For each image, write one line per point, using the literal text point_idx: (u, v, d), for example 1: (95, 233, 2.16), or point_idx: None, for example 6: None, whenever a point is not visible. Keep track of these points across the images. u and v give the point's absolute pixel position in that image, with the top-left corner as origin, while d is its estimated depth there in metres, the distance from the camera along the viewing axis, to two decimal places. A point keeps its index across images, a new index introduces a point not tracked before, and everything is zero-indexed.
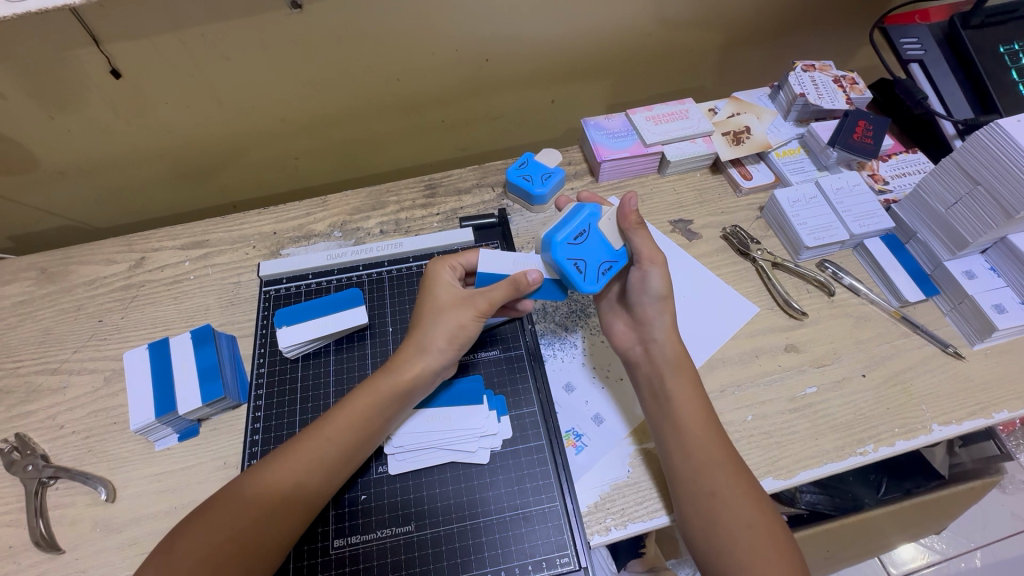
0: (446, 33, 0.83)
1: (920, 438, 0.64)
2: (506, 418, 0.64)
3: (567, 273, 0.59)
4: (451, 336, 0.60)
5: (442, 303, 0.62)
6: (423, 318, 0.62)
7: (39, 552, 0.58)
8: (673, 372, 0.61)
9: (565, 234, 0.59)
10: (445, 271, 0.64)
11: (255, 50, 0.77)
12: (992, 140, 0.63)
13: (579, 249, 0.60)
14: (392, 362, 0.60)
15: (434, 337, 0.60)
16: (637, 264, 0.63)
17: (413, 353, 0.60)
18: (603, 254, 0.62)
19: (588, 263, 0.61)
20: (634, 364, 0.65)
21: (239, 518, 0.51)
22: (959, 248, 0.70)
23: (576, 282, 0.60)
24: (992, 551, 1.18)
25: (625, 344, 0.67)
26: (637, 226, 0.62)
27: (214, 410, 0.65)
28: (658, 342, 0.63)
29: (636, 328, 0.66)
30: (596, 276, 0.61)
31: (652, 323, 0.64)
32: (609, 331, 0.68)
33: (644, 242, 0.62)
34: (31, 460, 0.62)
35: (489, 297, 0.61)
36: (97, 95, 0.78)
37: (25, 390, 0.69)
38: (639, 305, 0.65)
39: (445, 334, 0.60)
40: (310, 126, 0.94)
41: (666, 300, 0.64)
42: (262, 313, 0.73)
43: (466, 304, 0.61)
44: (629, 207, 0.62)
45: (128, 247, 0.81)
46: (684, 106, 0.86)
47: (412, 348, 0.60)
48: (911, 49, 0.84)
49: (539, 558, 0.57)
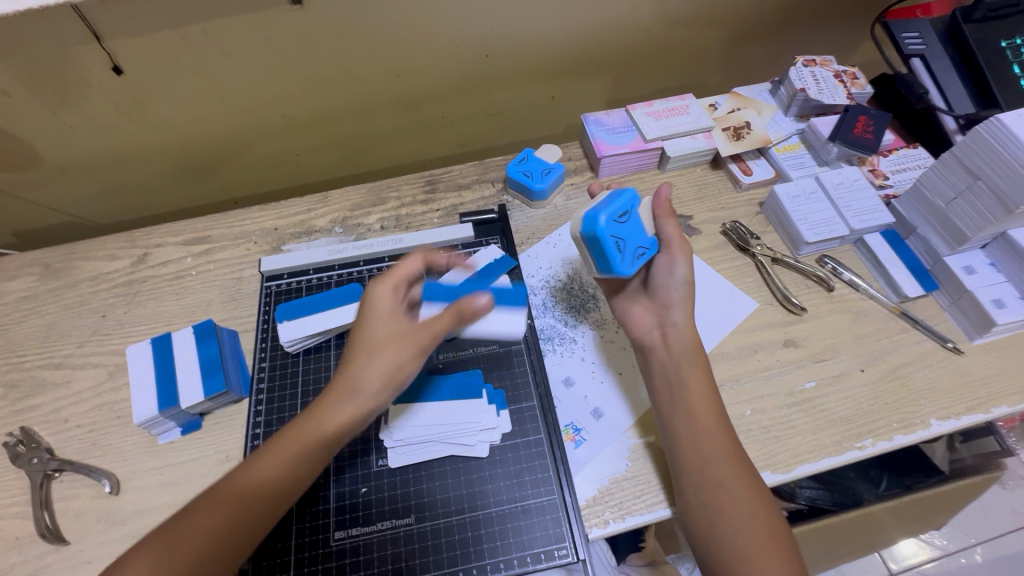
0: (446, 29, 0.83)
1: (918, 433, 0.64)
2: (504, 412, 0.65)
3: (609, 248, 0.60)
4: (387, 377, 0.54)
5: (383, 338, 0.55)
6: (355, 353, 0.55)
7: (45, 544, 0.59)
8: (688, 360, 0.62)
9: (609, 213, 0.60)
10: (388, 291, 0.58)
11: (255, 46, 0.78)
12: (991, 134, 0.63)
13: (621, 228, 0.61)
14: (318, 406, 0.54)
15: (368, 378, 0.54)
16: (665, 249, 0.65)
17: (342, 396, 0.54)
18: (641, 239, 0.63)
19: (627, 244, 0.62)
20: (650, 349, 0.64)
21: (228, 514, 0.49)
22: (959, 243, 0.69)
23: (615, 261, 0.60)
24: (992, 547, 1.18)
25: (641, 329, 0.66)
26: (668, 214, 0.66)
27: (216, 404, 0.66)
28: (678, 326, 0.63)
29: (656, 313, 0.65)
30: (633, 258, 0.62)
31: (673, 307, 0.64)
32: (626, 318, 0.67)
33: (673, 228, 0.65)
34: (36, 453, 0.63)
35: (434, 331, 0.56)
36: (99, 92, 0.79)
37: (30, 384, 0.69)
38: (662, 288, 0.65)
39: (380, 376, 0.54)
40: (311, 123, 0.95)
41: (689, 286, 0.64)
42: (264, 308, 0.73)
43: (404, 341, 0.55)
44: (663, 196, 0.66)
45: (131, 243, 0.81)
46: (684, 101, 0.86)
47: (343, 389, 0.54)
48: (912, 43, 0.83)
49: (538, 550, 0.58)
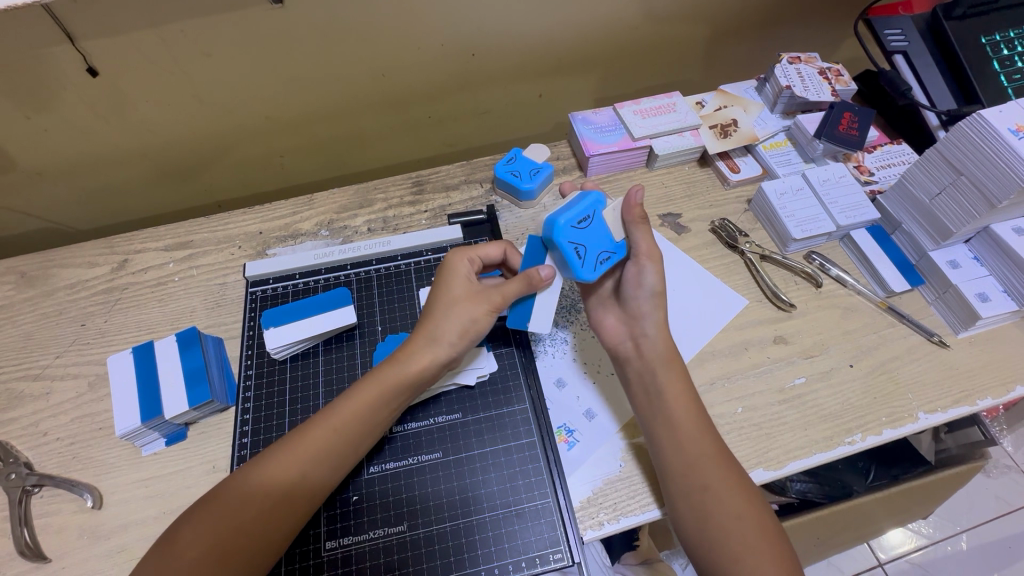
0: (431, 27, 0.82)
1: (907, 426, 0.65)
2: (491, 354, 0.68)
3: (565, 255, 0.60)
4: (463, 331, 0.60)
5: (457, 295, 0.61)
6: (434, 308, 0.61)
7: (24, 562, 0.58)
8: (664, 368, 0.61)
9: (569, 218, 0.60)
10: (464, 262, 0.64)
11: (235, 46, 0.76)
12: (974, 130, 0.63)
13: (581, 234, 0.61)
14: (400, 352, 0.59)
15: (446, 328, 0.59)
16: (633, 259, 0.64)
17: (423, 342, 0.59)
18: (603, 245, 0.63)
19: (589, 249, 0.62)
20: (623, 359, 0.64)
21: (250, 514, 0.50)
22: (943, 238, 0.70)
23: (574, 268, 0.61)
24: (978, 534, 1.21)
25: (614, 339, 0.66)
26: (640, 222, 0.64)
27: (201, 414, 0.64)
28: (649, 336, 0.63)
29: (627, 323, 0.65)
30: (594, 265, 0.62)
31: (644, 318, 0.64)
32: (600, 327, 0.67)
33: (643, 238, 0.64)
34: (14, 469, 0.61)
35: (504, 292, 0.61)
36: (74, 94, 0.76)
37: (6, 397, 0.67)
38: (633, 300, 0.64)
39: (457, 327, 0.60)
40: (295, 123, 0.93)
41: (660, 295, 0.64)
42: (249, 313, 0.72)
43: (481, 299, 0.61)
44: (635, 200, 0.63)
45: (110, 249, 0.79)
46: (671, 99, 0.86)
47: (423, 337, 0.59)
48: (895, 40, 0.84)
49: (533, 555, 0.57)
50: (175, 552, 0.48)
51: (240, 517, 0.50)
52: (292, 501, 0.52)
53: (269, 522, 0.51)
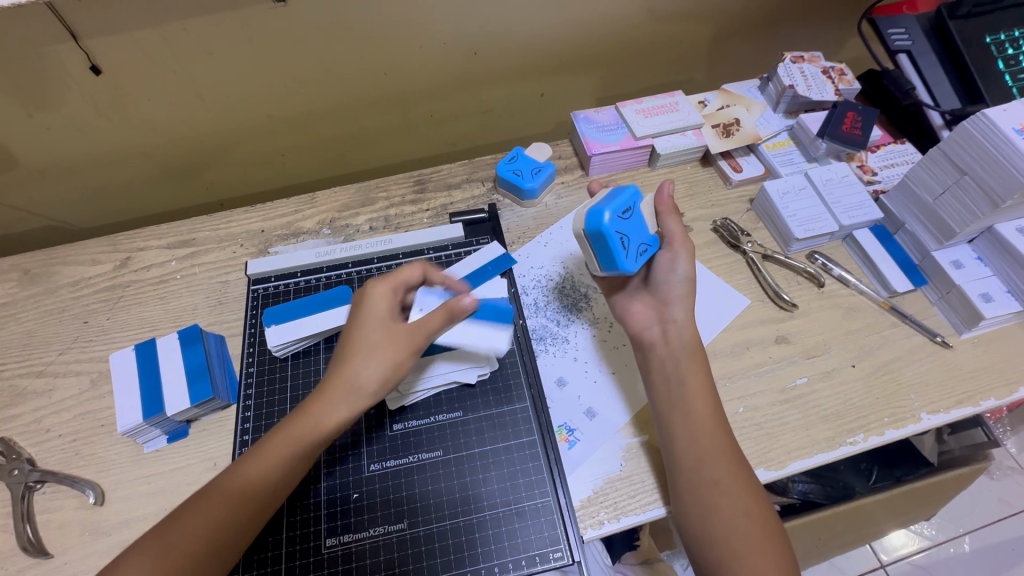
0: (433, 26, 0.82)
1: (909, 427, 0.64)
2: (492, 351, 0.68)
3: (613, 246, 0.59)
4: (384, 378, 0.56)
5: (374, 341, 0.56)
6: (353, 354, 0.56)
7: (26, 558, 0.58)
8: (687, 356, 0.62)
9: (613, 210, 0.59)
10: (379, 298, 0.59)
11: (237, 44, 0.76)
12: (978, 130, 0.63)
13: (625, 224, 0.60)
14: (319, 398, 0.55)
15: (368, 375, 0.55)
16: (667, 246, 0.65)
17: (341, 394, 0.55)
18: (642, 236, 0.63)
19: (631, 241, 0.61)
20: (649, 345, 0.64)
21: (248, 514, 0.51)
22: (947, 238, 0.70)
23: (620, 258, 0.60)
24: (980, 536, 1.20)
25: (641, 325, 0.65)
26: (670, 210, 0.66)
27: (203, 411, 0.64)
28: (678, 322, 0.63)
29: (656, 308, 0.65)
30: (635, 256, 0.62)
31: (673, 303, 0.64)
32: (626, 314, 0.67)
33: (675, 225, 0.66)
34: (17, 465, 0.62)
35: (424, 331, 0.56)
36: (77, 92, 0.77)
37: (9, 394, 0.68)
38: (663, 284, 0.65)
39: (378, 377, 0.55)
40: (298, 122, 0.93)
41: (689, 282, 0.64)
42: (251, 311, 0.72)
43: (399, 342, 0.56)
44: (665, 194, 0.67)
45: (113, 247, 0.79)
46: (673, 98, 0.86)
47: (340, 388, 0.55)
48: (898, 39, 0.83)
49: (533, 553, 0.57)
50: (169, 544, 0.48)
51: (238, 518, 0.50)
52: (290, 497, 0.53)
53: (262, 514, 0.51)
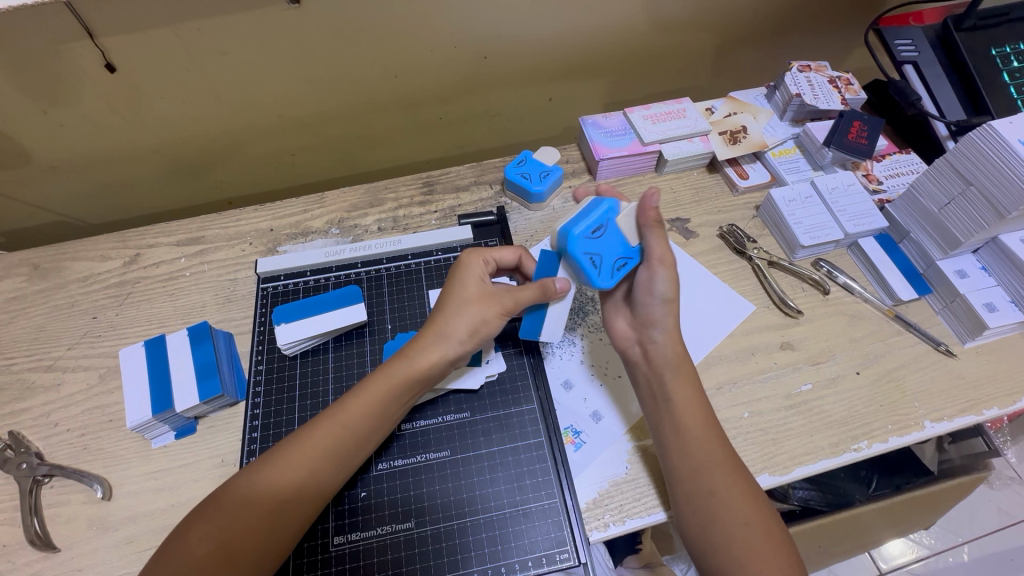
0: (444, 29, 0.83)
1: (913, 434, 0.65)
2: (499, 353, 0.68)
3: (580, 267, 0.60)
4: (473, 330, 0.60)
5: (470, 295, 0.61)
6: (447, 306, 0.61)
7: (34, 551, 0.58)
8: (673, 373, 0.61)
9: (577, 229, 0.60)
10: (479, 261, 0.64)
11: (250, 43, 0.77)
12: (984, 142, 0.64)
13: (593, 243, 0.61)
14: (410, 348, 0.59)
15: (456, 327, 0.60)
16: (647, 264, 0.62)
17: (432, 340, 0.59)
18: (618, 251, 0.62)
19: (604, 258, 0.61)
20: (632, 364, 0.65)
21: (256, 513, 0.51)
22: (952, 248, 0.70)
23: (590, 278, 0.61)
24: (979, 545, 1.20)
25: (624, 342, 0.66)
26: (654, 225, 0.62)
27: (211, 408, 0.65)
28: (658, 343, 0.63)
29: (637, 328, 0.65)
30: (611, 271, 0.62)
31: (654, 325, 0.63)
32: (610, 328, 0.68)
33: (657, 241, 0.62)
34: (25, 458, 0.62)
35: (516, 296, 0.61)
36: (91, 90, 0.77)
37: (18, 387, 0.68)
38: (644, 305, 0.63)
39: (467, 326, 0.60)
40: (307, 123, 0.94)
41: (671, 303, 0.62)
42: (260, 308, 0.73)
43: (493, 300, 0.61)
44: (649, 204, 0.61)
45: (123, 244, 0.80)
46: (682, 105, 0.87)
47: (433, 334, 0.60)
48: (905, 50, 0.85)
49: (540, 554, 0.57)
50: (181, 553, 0.48)
51: (246, 517, 0.50)
52: (299, 498, 0.52)
53: (275, 525, 0.51)
